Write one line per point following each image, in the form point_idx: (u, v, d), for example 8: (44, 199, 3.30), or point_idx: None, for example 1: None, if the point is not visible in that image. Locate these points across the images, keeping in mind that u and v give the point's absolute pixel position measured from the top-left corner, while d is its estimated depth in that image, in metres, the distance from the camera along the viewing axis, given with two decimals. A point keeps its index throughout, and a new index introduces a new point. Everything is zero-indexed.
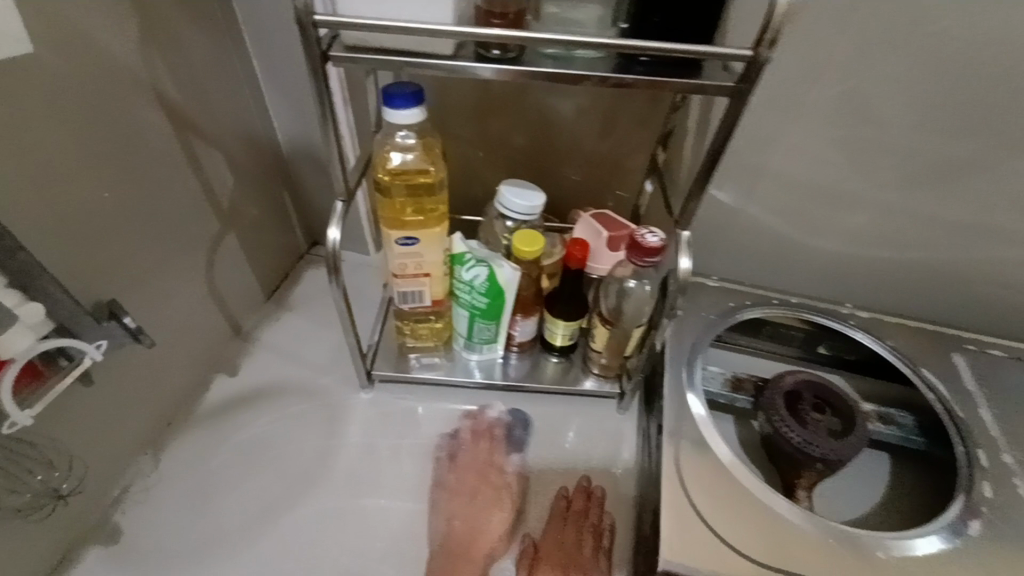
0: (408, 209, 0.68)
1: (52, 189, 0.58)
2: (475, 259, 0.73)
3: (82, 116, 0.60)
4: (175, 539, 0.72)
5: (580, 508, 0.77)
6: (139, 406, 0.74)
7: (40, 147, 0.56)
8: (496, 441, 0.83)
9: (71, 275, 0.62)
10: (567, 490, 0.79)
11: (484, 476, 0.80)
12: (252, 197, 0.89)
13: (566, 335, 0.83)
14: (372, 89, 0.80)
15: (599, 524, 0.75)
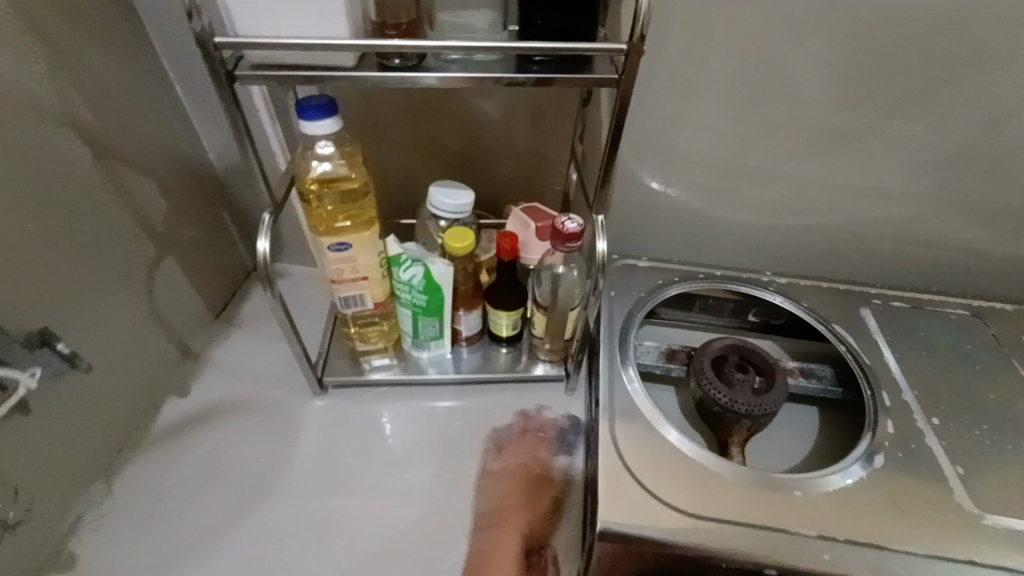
0: (339, 216, 0.71)
1: None
2: (411, 259, 0.76)
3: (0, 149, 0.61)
4: (131, 562, 0.72)
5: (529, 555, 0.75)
6: (86, 432, 0.74)
7: None
8: (543, 438, 0.85)
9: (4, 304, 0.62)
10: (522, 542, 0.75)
11: (519, 474, 0.81)
12: (190, 219, 0.90)
13: (510, 324, 0.87)
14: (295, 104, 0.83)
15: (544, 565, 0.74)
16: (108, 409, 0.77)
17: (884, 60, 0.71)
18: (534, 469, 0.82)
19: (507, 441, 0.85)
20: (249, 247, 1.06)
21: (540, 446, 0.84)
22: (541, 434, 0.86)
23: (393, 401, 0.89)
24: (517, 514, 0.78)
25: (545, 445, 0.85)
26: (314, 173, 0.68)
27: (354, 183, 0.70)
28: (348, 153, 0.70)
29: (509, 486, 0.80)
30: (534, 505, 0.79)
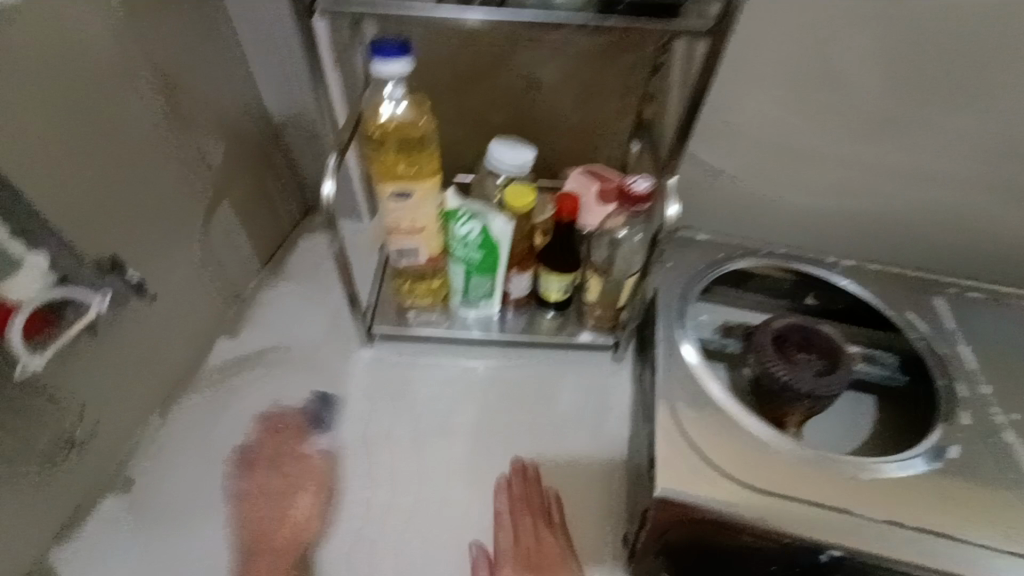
0: (406, 164, 0.69)
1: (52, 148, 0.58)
2: (469, 213, 0.74)
3: (75, 75, 0.60)
4: (187, 492, 0.74)
5: (521, 492, 0.78)
6: (145, 365, 0.75)
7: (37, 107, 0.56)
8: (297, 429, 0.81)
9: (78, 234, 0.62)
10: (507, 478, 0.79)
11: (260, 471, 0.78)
12: (246, 165, 0.89)
13: (561, 289, 0.85)
14: (359, 49, 0.80)
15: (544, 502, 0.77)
16: (165, 344, 0.78)
17: (1003, 29, 0.65)
18: (301, 460, 0.79)
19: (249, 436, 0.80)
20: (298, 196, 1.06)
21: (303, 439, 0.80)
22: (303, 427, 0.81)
23: (440, 356, 0.89)
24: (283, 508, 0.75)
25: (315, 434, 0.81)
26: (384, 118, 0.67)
27: (424, 131, 0.68)
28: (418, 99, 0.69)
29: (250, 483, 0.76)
30: (300, 497, 0.76)
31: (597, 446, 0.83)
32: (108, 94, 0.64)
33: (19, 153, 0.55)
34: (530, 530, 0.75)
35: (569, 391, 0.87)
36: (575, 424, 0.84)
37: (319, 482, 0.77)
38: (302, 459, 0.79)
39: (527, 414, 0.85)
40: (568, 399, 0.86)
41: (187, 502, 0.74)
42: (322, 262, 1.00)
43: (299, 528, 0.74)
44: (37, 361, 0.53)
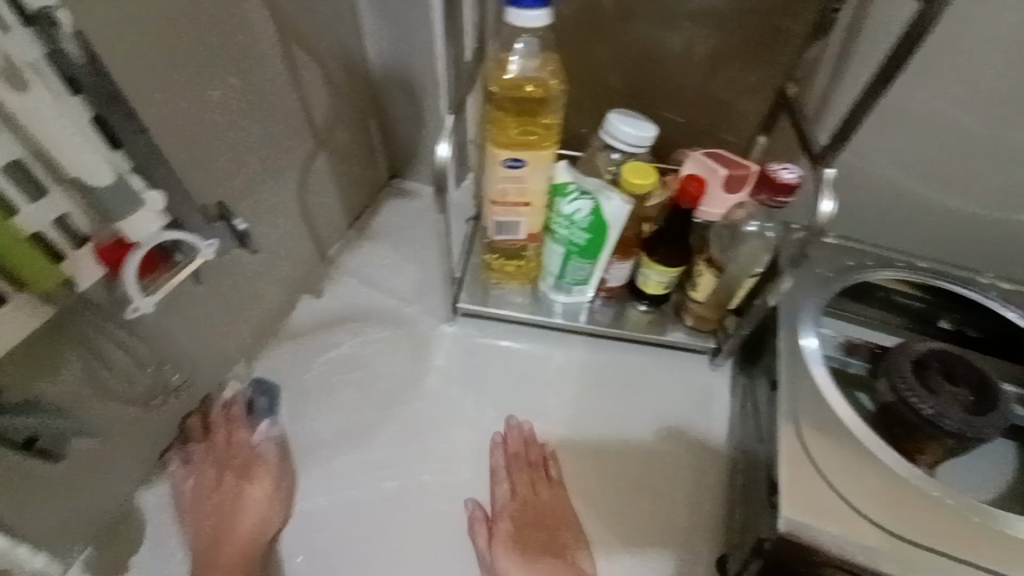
0: (524, 129, 0.64)
1: (174, 88, 0.56)
2: (580, 190, 0.69)
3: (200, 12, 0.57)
4: (266, 446, 0.73)
5: (517, 449, 0.76)
6: (235, 316, 0.74)
7: (166, 44, 0.54)
8: (236, 418, 0.75)
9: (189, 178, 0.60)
10: (503, 437, 0.77)
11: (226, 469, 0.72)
12: (343, 122, 0.86)
13: (660, 282, 0.78)
14: None
15: (540, 457, 0.76)
16: (254, 297, 0.77)
17: None
18: (242, 457, 0.73)
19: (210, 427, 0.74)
20: (386, 159, 1.02)
21: (233, 431, 0.74)
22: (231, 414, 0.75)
23: (522, 339, 0.85)
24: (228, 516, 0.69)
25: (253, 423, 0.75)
26: (511, 75, 0.62)
27: (550, 94, 0.63)
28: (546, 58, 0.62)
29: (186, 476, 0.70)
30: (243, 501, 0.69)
31: (687, 454, 0.77)
32: (228, 33, 0.60)
33: (143, 90, 0.53)
34: (527, 484, 0.74)
35: (656, 394, 0.81)
36: (657, 425, 0.79)
37: (275, 475, 0.71)
38: (229, 453, 0.73)
39: (610, 412, 0.80)
40: (655, 401, 0.81)
41: (265, 457, 0.72)
42: (406, 230, 0.98)
43: (255, 527, 0.68)
44: (149, 307, 0.51)
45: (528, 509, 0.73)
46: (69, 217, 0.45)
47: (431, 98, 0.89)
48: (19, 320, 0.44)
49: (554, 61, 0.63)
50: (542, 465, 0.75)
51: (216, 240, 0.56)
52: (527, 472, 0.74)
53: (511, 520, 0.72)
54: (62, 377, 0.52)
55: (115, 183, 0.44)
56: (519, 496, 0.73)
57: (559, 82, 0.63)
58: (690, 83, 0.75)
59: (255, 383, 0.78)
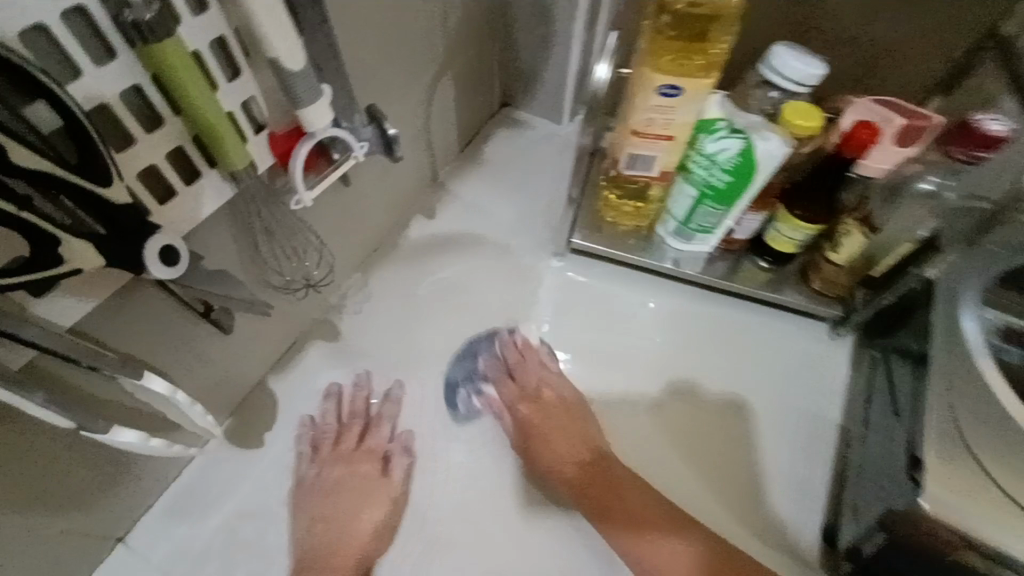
0: (691, 50, 0.58)
1: None
2: (731, 129, 0.63)
3: None
4: (385, 353, 0.79)
5: (522, 375, 0.82)
6: (358, 227, 0.76)
7: None
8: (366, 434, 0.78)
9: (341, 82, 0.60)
10: (513, 363, 0.83)
11: (356, 467, 0.76)
12: (472, 39, 0.82)
13: (793, 238, 0.73)
14: None
15: (537, 379, 0.81)
16: (375, 211, 0.79)
17: None
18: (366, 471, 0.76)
19: (332, 430, 0.76)
20: (501, 85, 0.98)
21: (368, 432, 0.78)
22: (383, 409, 0.78)
23: (629, 282, 0.84)
24: (348, 518, 0.73)
25: (381, 425, 0.78)
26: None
27: (731, 15, 0.57)
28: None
29: (327, 486, 0.74)
30: (371, 508, 0.74)
31: (756, 407, 0.77)
32: None
33: None
34: (534, 406, 0.80)
35: (766, 356, 0.79)
36: (769, 388, 0.78)
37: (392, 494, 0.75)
38: (364, 452, 0.77)
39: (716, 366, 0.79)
40: (763, 363, 0.79)
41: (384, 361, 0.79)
42: (515, 160, 0.96)
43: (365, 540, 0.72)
44: (311, 201, 0.53)
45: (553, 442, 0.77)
46: (251, 102, 0.47)
47: (566, 20, 0.83)
48: (210, 198, 0.46)
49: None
50: (536, 389, 0.81)
51: (366, 142, 0.57)
52: (528, 391, 0.81)
53: (512, 435, 0.79)
54: (231, 260, 0.55)
55: (305, 69, 0.44)
56: (526, 416, 0.80)
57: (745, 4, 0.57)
58: (868, 16, 0.65)
59: (373, 291, 0.81)
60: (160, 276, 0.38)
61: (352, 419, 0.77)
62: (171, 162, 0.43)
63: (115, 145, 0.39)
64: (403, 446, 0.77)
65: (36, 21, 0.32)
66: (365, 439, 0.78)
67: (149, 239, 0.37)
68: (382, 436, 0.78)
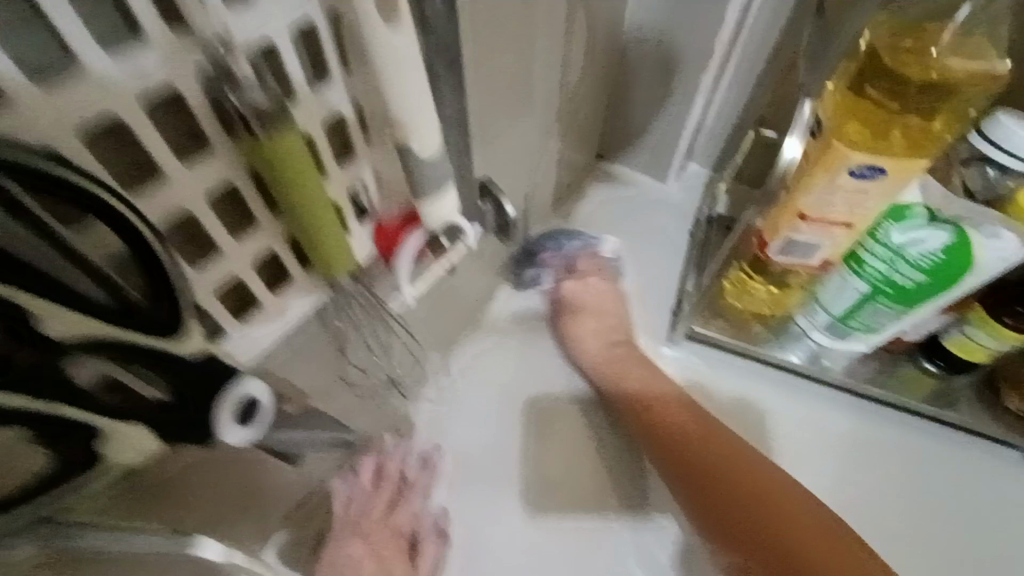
0: (900, 124, 0.46)
1: (480, 42, 0.44)
2: (933, 219, 0.50)
3: None
4: (472, 449, 0.70)
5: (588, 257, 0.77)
6: (448, 305, 0.66)
7: None
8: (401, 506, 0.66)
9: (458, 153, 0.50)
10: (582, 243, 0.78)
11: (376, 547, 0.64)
12: (586, 91, 0.71)
13: (992, 350, 0.57)
14: None
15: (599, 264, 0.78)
16: (467, 286, 0.68)
17: None
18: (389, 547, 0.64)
19: (363, 496, 0.64)
20: (602, 135, 0.86)
21: (398, 504, 0.66)
22: (416, 479, 0.67)
23: (755, 381, 0.69)
24: None
25: (413, 499, 0.66)
26: (928, 46, 0.44)
27: (973, 83, 0.44)
28: (975, 34, 0.44)
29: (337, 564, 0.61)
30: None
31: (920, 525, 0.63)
32: None
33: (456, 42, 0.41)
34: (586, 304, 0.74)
35: (932, 490, 0.65)
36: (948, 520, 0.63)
37: None
38: (389, 528, 0.65)
39: (869, 499, 0.64)
40: (930, 500, 0.64)
41: (472, 458, 0.70)
42: (616, 221, 0.84)
43: None
44: (413, 299, 0.43)
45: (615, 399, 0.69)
46: (362, 186, 0.37)
47: (695, 71, 0.72)
48: (296, 305, 0.37)
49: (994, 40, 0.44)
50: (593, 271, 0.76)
51: (480, 224, 0.46)
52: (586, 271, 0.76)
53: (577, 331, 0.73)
54: (316, 368, 0.45)
55: (440, 155, 0.34)
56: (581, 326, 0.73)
57: (1004, 70, 0.43)
58: None
59: (455, 375, 0.72)
60: (232, 438, 0.30)
61: (383, 485, 0.65)
62: (258, 268, 0.34)
63: (189, 254, 0.29)
64: (438, 527, 0.66)
65: (107, 114, 0.22)
66: (394, 511, 0.66)
67: (229, 386, 0.29)
68: (412, 511, 0.66)
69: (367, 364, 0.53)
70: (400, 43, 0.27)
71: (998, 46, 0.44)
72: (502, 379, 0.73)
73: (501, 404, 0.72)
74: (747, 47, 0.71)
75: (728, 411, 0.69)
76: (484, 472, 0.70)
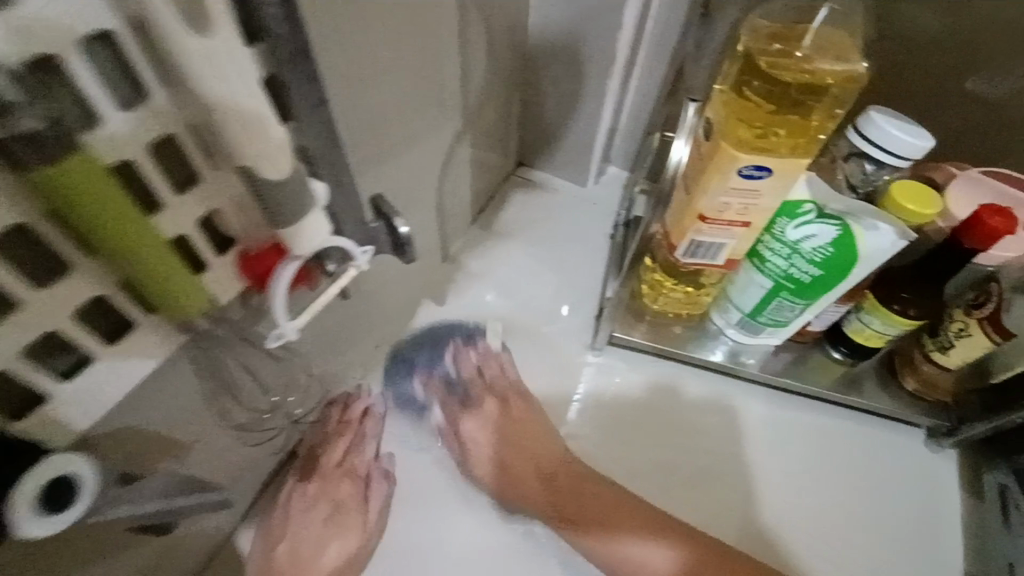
0: (780, 124, 0.47)
1: (352, 52, 0.41)
2: (821, 214, 0.52)
3: None
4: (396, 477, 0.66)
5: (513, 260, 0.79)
6: (359, 327, 0.63)
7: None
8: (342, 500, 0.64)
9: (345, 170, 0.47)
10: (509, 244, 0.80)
11: (331, 488, 0.65)
12: (493, 99, 0.70)
13: (887, 335, 0.61)
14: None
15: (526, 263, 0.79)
16: (380, 305, 0.65)
17: None
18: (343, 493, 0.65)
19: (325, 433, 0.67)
20: (518, 143, 0.86)
21: (352, 447, 0.66)
22: (363, 427, 0.67)
23: (678, 381, 0.71)
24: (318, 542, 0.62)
25: (364, 445, 0.67)
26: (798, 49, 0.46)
27: (844, 84, 0.45)
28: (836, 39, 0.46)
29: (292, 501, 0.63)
30: (341, 538, 0.63)
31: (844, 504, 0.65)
32: None
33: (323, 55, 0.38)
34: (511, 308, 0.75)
35: (851, 471, 0.67)
36: (869, 499, 0.65)
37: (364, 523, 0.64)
38: (344, 468, 0.66)
39: (796, 479, 0.66)
40: (850, 481, 0.66)
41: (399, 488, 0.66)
42: (537, 229, 0.83)
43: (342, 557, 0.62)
44: (295, 335, 0.39)
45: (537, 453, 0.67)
46: (218, 212, 0.33)
47: (599, 75, 0.72)
48: (146, 357, 0.33)
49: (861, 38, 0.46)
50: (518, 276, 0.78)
51: (371, 246, 0.44)
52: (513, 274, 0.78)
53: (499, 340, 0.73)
54: (190, 411, 0.41)
55: (292, 175, 0.31)
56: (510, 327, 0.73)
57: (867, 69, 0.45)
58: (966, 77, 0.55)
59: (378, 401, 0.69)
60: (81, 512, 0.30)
61: (341, 427, 0.67)
62: (87, 322, 0.30)
63: None
64: (384, 471, 0.66)
65: None
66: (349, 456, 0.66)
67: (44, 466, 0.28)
68: (365, 455, 0.66)
69: (260, 403, 0.48)
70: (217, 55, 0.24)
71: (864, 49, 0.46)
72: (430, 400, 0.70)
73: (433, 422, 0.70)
74: (646, 49, 0.73)
75: (661, 395, 0.70)
76: (411, 501, 0.65)
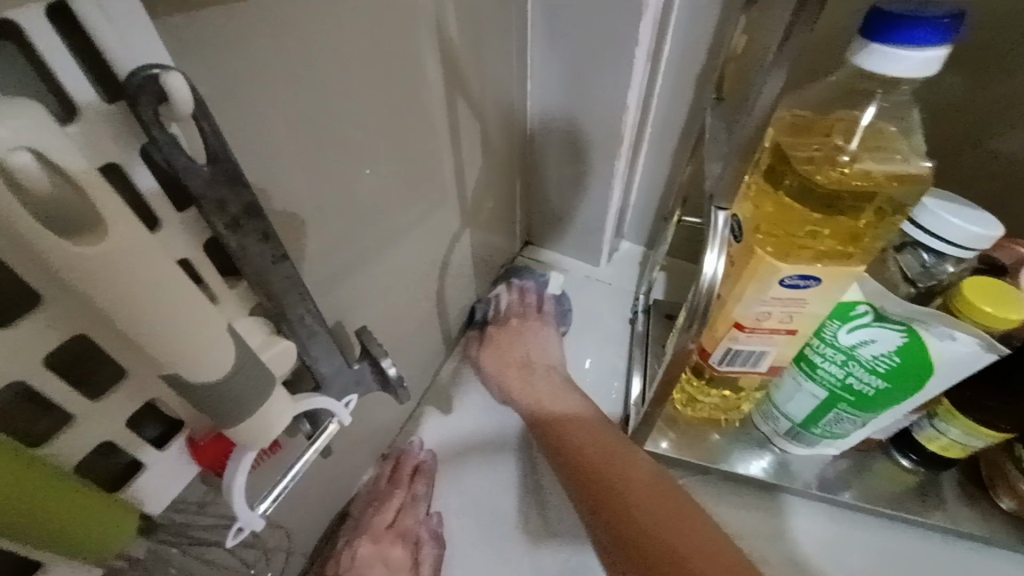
0: (827, 225, 0.40)
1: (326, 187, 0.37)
2: (885, 318, 0.44)
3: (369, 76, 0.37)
4: None
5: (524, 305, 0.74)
6: (351, 454, 0.55)
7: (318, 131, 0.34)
8: None
9: (325, 305, 0.42)
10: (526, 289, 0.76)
11: (383, 550, 0.57)
12: (492, 191, 0.66)
13: (970, 446, 0.51)
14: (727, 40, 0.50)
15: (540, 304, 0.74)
16: (376, 423, 0.58)
17: None
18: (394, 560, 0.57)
19: (375, 495, 0.61)
20: (523, 227, 0.81)
21: (406, 507, 0.60)
22: (414, 487, 0.62)
23: (721, 498, 0.61)
24: None
25: (417, 504, 0.61)
26: (833, 143, 0.39)
27: (891, 182, 0.39)
28: (881, 140, 0.39)
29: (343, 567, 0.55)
30: None
31: None
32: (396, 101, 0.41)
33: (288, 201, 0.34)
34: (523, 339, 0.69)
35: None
36: None
37: None
38: (395, 531, 0.59)
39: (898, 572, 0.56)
40: None
41: None
42: None
43: None
44: (260, 523, 0.33)
45: (638, 487, 0.50)
46: (157, 402, 0.27)
47: (605, 157, 0.67)
48: None
49: (907, 133, 0.39)
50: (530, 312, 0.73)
51: (354, 397, 0.38)
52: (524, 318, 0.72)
53: (518, 362, 0.67)
54: None
55: (239, 367, 0.25)
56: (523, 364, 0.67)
57: (923, 168, 0.38)
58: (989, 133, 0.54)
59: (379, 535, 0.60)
60: None
61: (394, 488, 0.61)
62: None
63: None
64: (434, 533, 0.60)
65: None
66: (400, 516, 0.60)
67: None
68: (417, 513, 0.60)
69: None
70: (108, 271, 0.19)
71: (917, 141, 0.40)
72: (453, 511, 0.62)
73: (464, 509, 0.63)
74: (655, 126, 0.69)
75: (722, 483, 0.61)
76: None
